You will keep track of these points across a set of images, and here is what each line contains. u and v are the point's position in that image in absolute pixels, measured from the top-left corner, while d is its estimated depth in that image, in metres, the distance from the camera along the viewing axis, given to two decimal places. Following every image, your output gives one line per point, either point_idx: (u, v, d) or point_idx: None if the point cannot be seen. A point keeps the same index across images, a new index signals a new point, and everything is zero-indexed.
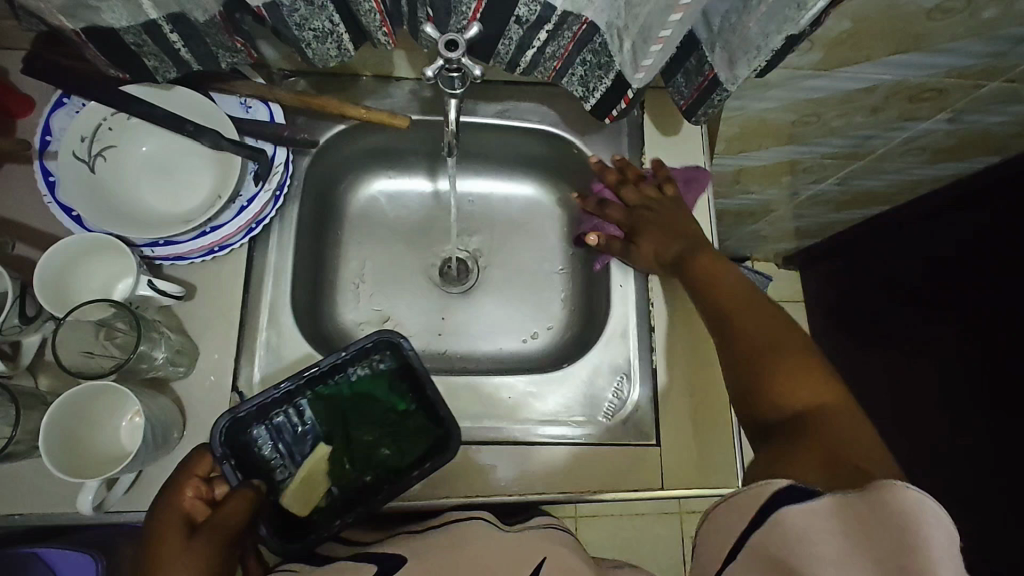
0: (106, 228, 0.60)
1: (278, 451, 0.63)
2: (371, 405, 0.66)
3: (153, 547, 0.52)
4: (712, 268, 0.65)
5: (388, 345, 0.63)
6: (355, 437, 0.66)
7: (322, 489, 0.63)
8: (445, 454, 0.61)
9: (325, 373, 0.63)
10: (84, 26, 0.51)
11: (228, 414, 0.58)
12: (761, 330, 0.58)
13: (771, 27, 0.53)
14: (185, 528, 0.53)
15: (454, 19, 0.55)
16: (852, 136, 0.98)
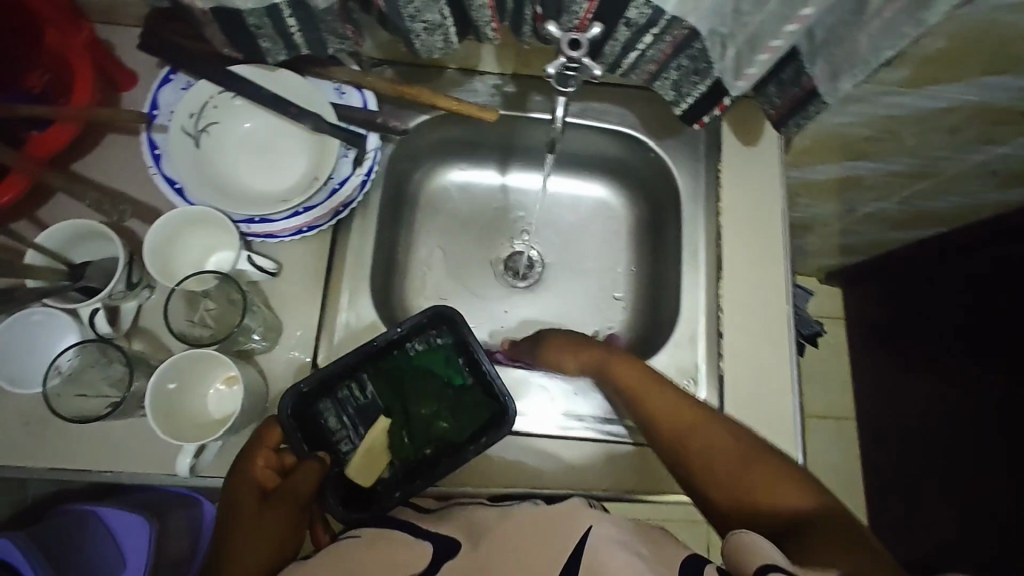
0: (211, 203, 0.62)
1: (343, 423, 0.62)
2: (428, 381, 0.65)
3: (227, 512, 0.54)
4: (639, 380, 0.61)
5: (444, 320, 0.63)
6: (413, 412, 0.65)
7: (383, 461, 0.62)
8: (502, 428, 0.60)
9: (385, 348, 0.63)
10: (212, 6, 0.53)
11: (294, 391, 0.59)
12: (714, 441, 0.56)
13: (882, 44, 0.53)
14: (257, 497, 0.54)
15: (565, 18, 0.56)
16: (924, 155, 0.97)
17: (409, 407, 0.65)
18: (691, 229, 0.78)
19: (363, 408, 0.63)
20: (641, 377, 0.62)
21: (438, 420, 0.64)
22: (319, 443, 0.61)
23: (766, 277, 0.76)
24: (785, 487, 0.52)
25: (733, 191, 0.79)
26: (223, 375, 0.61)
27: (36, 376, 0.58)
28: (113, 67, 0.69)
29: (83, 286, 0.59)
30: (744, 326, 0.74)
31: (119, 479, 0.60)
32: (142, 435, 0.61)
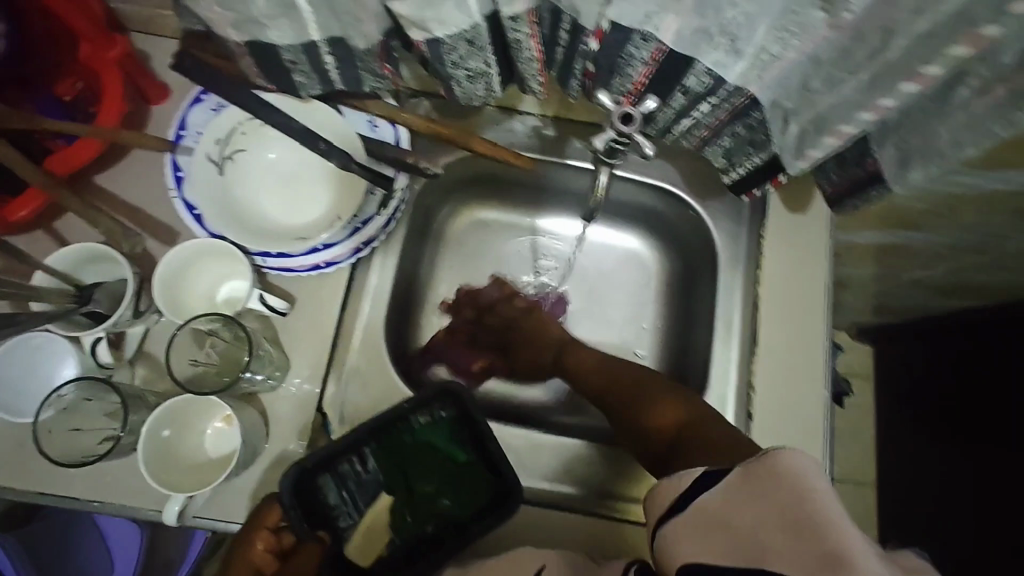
0: (227, 234, 0.60)
1: (343, 498, 0.58)
2: (430, 456, 0.61)
3: None
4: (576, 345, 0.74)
5: (449, 395, 0.60)
6: (415, 487, 0.61)
7: (383, 537, 0.59)
8: (507, 510, 0.56)
9: (391, 421, 0.59)
10: (248, 40, 0.51)
11: (295, 467, 0.55)
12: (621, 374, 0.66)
13: (965, 138, 0.48)
14: None
15: (618, 80, 0.53)
16: (983, 234, 0.90)
17: (412, 480, 0.61)
18: (726, 296, 0.74)
19: (364, 483, 0.59)
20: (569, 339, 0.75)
21: (439, 500, 0.60)
22: (317, 521, 0.56)
23: (804, 357, 0.71)
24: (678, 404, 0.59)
25: (777, 261, 0.74)
26: (217, 414, 0.58)
27: (31, 399, 0.56)
28: (145, 80, 0.67)
29: (89, 309, 0.57)
30: (775, 409, 0.70)
31: (106, 512, 0.58)
32: (134, 469, 0.58)
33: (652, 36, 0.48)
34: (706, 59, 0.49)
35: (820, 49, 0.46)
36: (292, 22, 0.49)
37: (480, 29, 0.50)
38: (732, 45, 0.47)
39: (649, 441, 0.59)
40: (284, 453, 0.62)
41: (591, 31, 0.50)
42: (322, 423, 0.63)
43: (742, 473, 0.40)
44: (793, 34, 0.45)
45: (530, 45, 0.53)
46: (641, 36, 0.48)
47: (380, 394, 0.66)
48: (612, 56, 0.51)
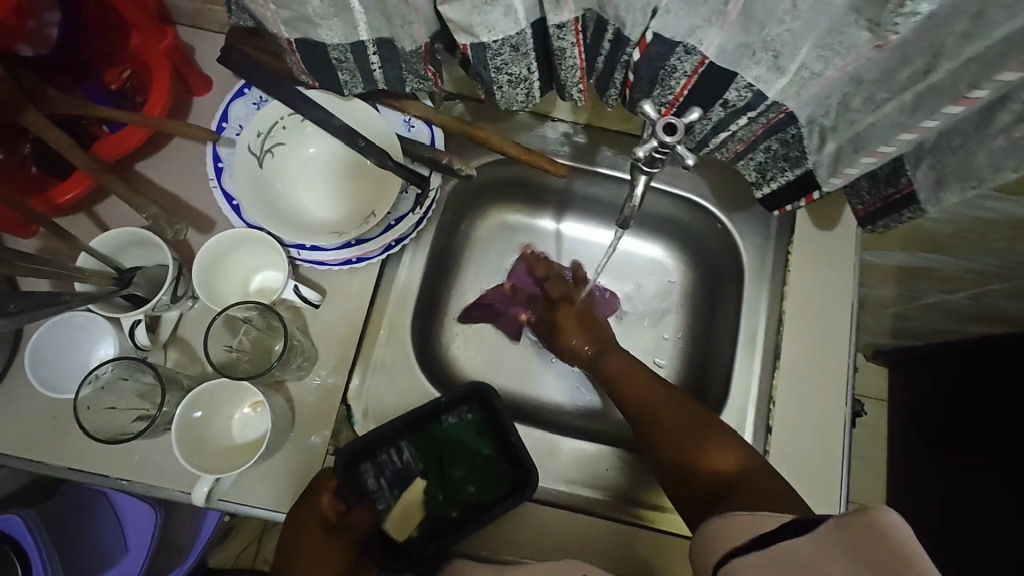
0: (266, 226, 0.61)
1: (381, 483, 0.61)
2: (460, 448, 0.63)
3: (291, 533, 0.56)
4: (619, 364, 0.72)
5: (477, 394, 0.62)
6: (445, 476, 0.63)
7: (418, 517, 0.60)
8: (525, 492, 0.59)
9: (425, 415, 0.62)
10: (298, 37, 0.52)
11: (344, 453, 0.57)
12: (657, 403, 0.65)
13: (1004, 163, 0.49)
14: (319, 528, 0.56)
15: (658, 91, 0.54)
16: (1006, 259, 0.91)
17: (444, 470, 0.63)
18: (750, 310, 0.74)
19: (401, 470, 0.61)
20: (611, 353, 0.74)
21: (467, 488, 0.63)
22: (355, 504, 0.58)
23: (827, 374, 0.71)
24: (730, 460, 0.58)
25: (803, 277, 0.74)
26: (248, 399, 0.59)
27: (68, 377, 0.58)
28: (190, 72, 0.68)
29: (128, 292, 0.58)
30: (795, 424, 0.70)
31: (133, 490, 0.59)
32: (162, 450, 0.59)
33: (694, 49, 0.49)
34: (748, 73, 0.50)
35: (863, 67, 0.47)
36: (344, 22, 0.50)
37: (526, 35, 0.51)
38: (775, 61, 0.48)
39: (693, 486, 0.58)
40: (307, 443, 0.62)
41: (635, 41, 0.51)
42: (347, 415, 0.64)
43: (839, 528, 0.35)
44: (836, 53, 0.46)
45: (574, 54, 0.54)
46: (684, 48, 0.49)
47: (404, 388, 0.67)
48: (655, 68, 0.51)
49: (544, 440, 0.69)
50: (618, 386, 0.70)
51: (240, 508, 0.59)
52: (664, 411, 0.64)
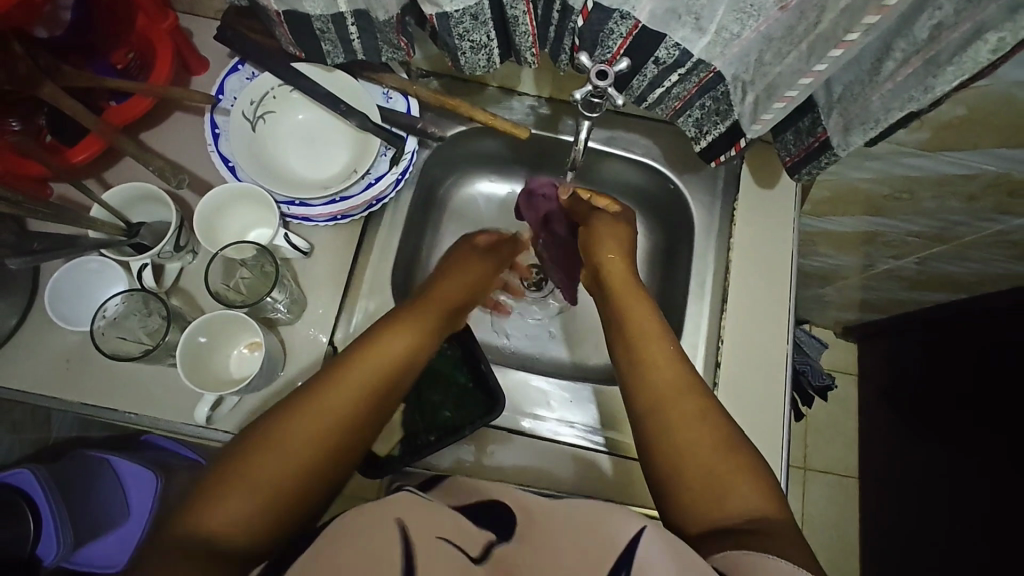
0: (258, 182, 0.69)
1: None
2: (438, 379, 0.74)
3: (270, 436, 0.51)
4: (646, 329, 0.67)
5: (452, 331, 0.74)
6: (424, 402, 0.72)
7: (398, 435, 0.70)
8: (493, 412, 0.68)
9: None
10: (286, 9, 0.60)
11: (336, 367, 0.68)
12: (684, 398, 0.61)
13: (893, 104, 0.57)
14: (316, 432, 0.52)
15: (599, 52, 0.62)
16: (941, 219, 0.99)
17: (423, 398, 0.72)
18: (701, 260, 0.82)
19: None
20: (643, 315, 0.69)
21: (444, 411, 0.71)
22: None
23: (769, 314, 0.79)
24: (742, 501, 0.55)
25: (746, 229, 0.82)
26: (247, 339, 0.66)
27: (83, 319, 0.65)
28: (191, 54, 0.77)
29: (136, 242, 0.65)
30: (741, 358, 0.77)
31: (142, 423, 0.66)
32: (166, 381, 0.66)
33: (629, 14, 0.57)
34: (675, 34, 0.58)
35: (772, 28, 0.55)
36: None
37: (484, 6, 0.59)
38: (697, 23, 0.56)
39: (692, 505, 0.56)
40: (298, 378, 0.69)
41: (578, 10, 0.59)
42: (333, 353, 0.71)
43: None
44: (749, 15, 0.54)
45: (526, 21, 0.62)
46: (620, 14, 0.57)
47: None
48: (595, 31, 0.59)
49: (515, 379, 0.76)
50: (645, 367, 0.64)
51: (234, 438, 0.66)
52: (691, 412, 0.60)
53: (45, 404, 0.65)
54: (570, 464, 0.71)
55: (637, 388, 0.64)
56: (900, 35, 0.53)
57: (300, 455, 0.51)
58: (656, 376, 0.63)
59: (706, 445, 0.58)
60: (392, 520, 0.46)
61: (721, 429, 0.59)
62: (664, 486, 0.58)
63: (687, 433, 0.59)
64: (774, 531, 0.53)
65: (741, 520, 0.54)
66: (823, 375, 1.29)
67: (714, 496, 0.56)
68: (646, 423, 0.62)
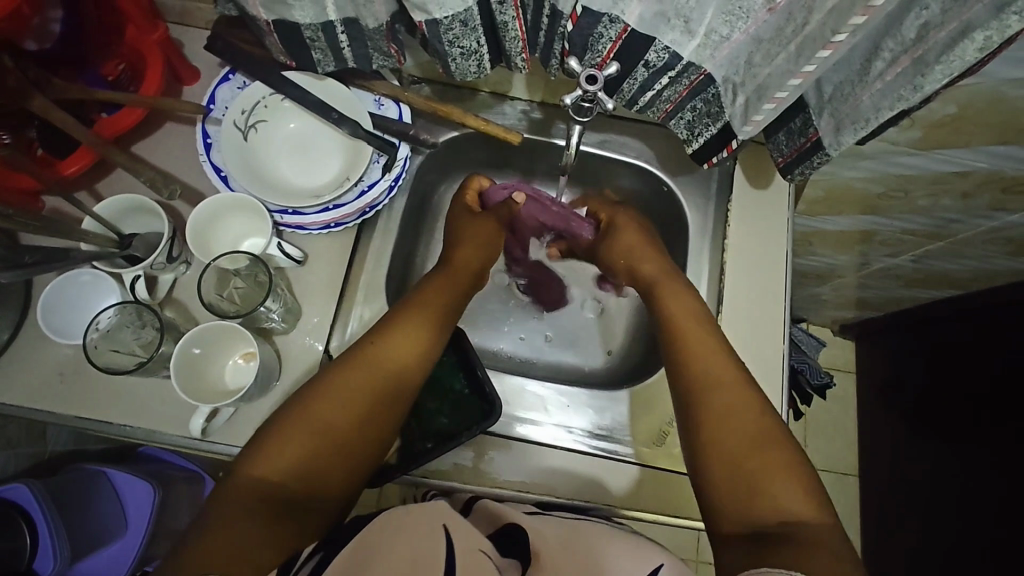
0: (249, 191, 0.68)
1: None
2: (433, 384, 0.74)
3: (271, 441, 0.58)
4: (692, 324, 0.68)
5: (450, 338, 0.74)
6: (421, 408, 0.72)
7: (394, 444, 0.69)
8: (489, 420, 0.68)
9: None
10: (275, 18, 0.60)
11: None
12: (730, 392, 0.62)
13: (883, 103, 0.57)
14: (307, 439, 0.58)
15: (589, 56, 0.62)
16: (935, 217, 0.99)
17: (418, 404, 0.72)
18: (696, 262, 0.82)
19: None
20: (687, 308, 0.69)
21: (439, 418, 0.71)
22: None
23: (765, 315, 0.79)
24: (792, 501, 0.55)
25: (740, 231, 0.82)
26: (241, 350, 0.66)
27: (75, 333, 0.64)
28: (180, 63, 0.77)
29: (129, 254, 0.65)
30: (738, 360, 0.77)
31: (136, 436, 0.65)
32: (161, 393, 0.66)
33: (618, 19, 0.57)
34: (664, 38, 0.58)
35: (761, 28, 0.55)
36: (315, 3, 0.58)
37: (473, 12, 0.59)
38: (686, 26, 0.56)
39: (733, 505, 0.57)
40: (293, 388, 0.69)
41: (567, 14, 0.59)
42: (328, 361, 0.70)
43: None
44: (738, 17, 0.54)
45: (515, 27, 0.62)
46: (609, 18, 0.57)
47: None
48: (585, 35, 0.59)
49: (510, 385, 0.76)
50: (688, 357, 0.66)
51: (229, 449, 0.66)
52: (738, 407, 0.61)
53: (38, 419, 0.65)
54: (566, 472, 0.71)
55: (682, 376, 0.65)
56: (888, 35, 0.53)
57: (299, 461, 0.58)
58: (701, 367, 0.64)
59: (748, 442, 0.59)
60: (437, 525, 0.54)
61: (767, 427, 0.60)
62: (703, 484, 0.59)
63: (728, 430, 0.60)
64: (804, 539, 0.52)
65: (782, 520, 0.54)
66: (822, 375, 1.29)
67: (748, 495, 0.56)
68: (690, 412, 0.63)
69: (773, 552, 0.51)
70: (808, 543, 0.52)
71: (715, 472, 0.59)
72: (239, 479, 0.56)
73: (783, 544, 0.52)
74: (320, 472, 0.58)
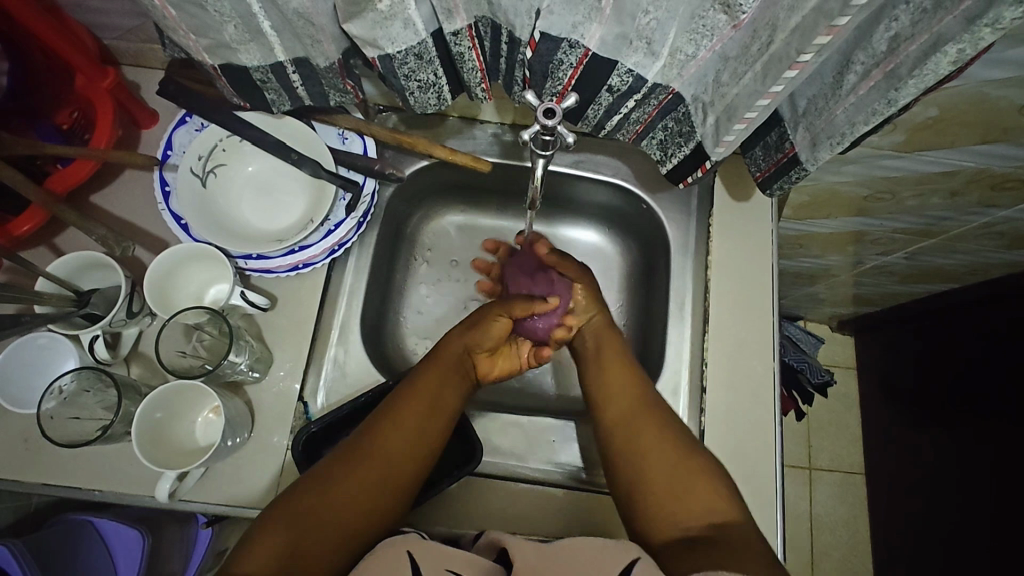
0: (210, 239, 0.66)
1: None
2: None
3: (259, 531, 0.51)
4: (602, 335, 0.73)
5: None
6: None
7: None
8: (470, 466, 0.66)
9: None
10: (221, 62, 0.58)
11: (306, 428, 0.65)
12: (638, 406, 0.64)
13: (857, 117, 0.55)
14: (290, 528, 0.51)
15: (550, 83, 0.59)
16: (925, 216, 0.96)
17: None
18: (679, 281, 0.79)
19: None
20: (598, 328, 0.74)
21: None
22: None
23: (752, 334, 0.76)
24: (709, 497, 0.56)
25: (723, 246, 0.79)
26: (209, 404, 0.64)
27: (36, 400, 0.62)
28: (135, 107, 0.75)
29: (87, 312, 0.63)
30: (728, 381, 0.74)
31: (106, 499, 0.63)
32: (128, 455, 0.64)
33: (578, 43, 0.54)
34: (627, 60, 0.55)
35: (726, 46, 0.53)
36: (260, 45, 0.56)
37: (427, 44, 0.57)
38: (649, 47, 0.54)
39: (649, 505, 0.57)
40: (266, 437, 0.67)
41: (525, 41, 0.56)
42: (304, 409, 0.68)
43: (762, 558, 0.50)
44: (703, 36, 0.52)
45: (472, 57, 0.60)
46: (569, 43, 0.54)
47: (359, 383, 0.70)
48: (545, 62, 0.57)
49: (492, 420, 0.74)
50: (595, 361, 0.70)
51: (204, 507, 0.63)
52: (646, 418, 0.63)
53: (4, 487, 0.62)
54: (557, 513, 0.68)
55: (602, 404, 0.66)
56: (858, 47, 0.51)
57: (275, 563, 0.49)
58: (610, 385, 0.67)
59: (655, 437, 0.61)
60: (401, 554, 0.48)
61: (661, 414, 0.63)
62: (624, 474, 0.60)
63: (641, 439, 0.61)
64: (730, 543, 0.52)
65: (706, 523, 0.54)
66: (823, 375, 1.26)
67: (669, 500, 0.57)
68: (613, 438, 0.63)
69: (703, 550, 0.51)
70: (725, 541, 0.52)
71: (625, 478, 0.60)
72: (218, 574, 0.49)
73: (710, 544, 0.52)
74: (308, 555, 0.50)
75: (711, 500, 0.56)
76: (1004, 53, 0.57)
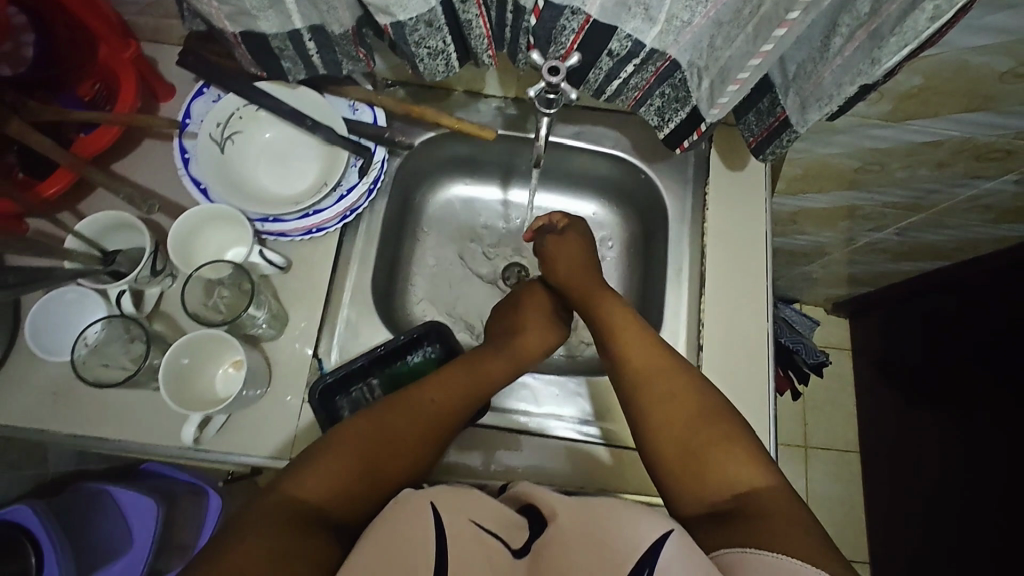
0: (229, 203, 0.70)
1: None
2: None
3: (314, 460, 0.56)
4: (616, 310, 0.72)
5: (436, 332, 0.74)
6: None
7: None
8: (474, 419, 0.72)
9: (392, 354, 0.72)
10: (242, 29, 0.61)
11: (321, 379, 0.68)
12: (671, 378, 0.64)
13: (843, 79, 0.58)
14: (340, 469, 0.56)
15: (553, 48, 0.62)
16: (914, 188, 0.99)
17: None
18: (676, 247, 0.83)
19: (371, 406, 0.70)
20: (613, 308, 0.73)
21: None
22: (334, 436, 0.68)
23: (747, 296, 0.79)
24: (744, 472, 0.57)
25: (718, 213, 0.83)
26: (230, 358, 0.67)
27: (64, 352, 0.66)
28: (155, 79, 0.78)
29: (113, 269, 0.66)
30: (724, 340, 0.78)
31: (130, 449, 0.66)
32: (151, 406, 0.67)
33: (579, 9, 0.57)
34: (626, 26, 0.59)
35: (719, 12, 0.56)
36: (279, 12, 0.59)
37: (436, 12, 0.60)
38: (647, 13, 0.57)
39: (679, 475, 0.59)
40: (281, 391, 0.70)
41: (529, 9, 0.60)
42: (318, 365, 0.71)
43: (800, 528, 0.52)
44: (697, 2, 0.55)
45: (479, 24, 0.64)
46: (570, 10, 0.57)
47: (370, 342, 0.74)
48: (548, 28, 0.60)
49: None
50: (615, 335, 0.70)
51: (223, 456, 0.66)
52: (679, 386, 0.64)
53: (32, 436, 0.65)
54: (561, 463, 0.71)
55: (629, 376, 0.66)
56: (844, 10, 0.54)
57: (326, 492, 0.54)
58: (634, 360, 0.67)
59: (690, 406, 0.62)
60: (426, 503, 0.52)
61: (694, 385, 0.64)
62: (654, 441, 0.62)
63: (673, 411, 0.62)
64: (763, 510, 0.54)
65: (739, 492, 0.56)
66: (817, 355, 1.26)
67: (697, 470, 0.59)
68: (641, 407, 0.64)
69: (735, 524, 0.53)
70: (759, 513, 0.53)
71: (659, 447, 0.61)
72: (270, 495, 0.53)
73: (746, 515, 0.54)
74: (352, 497, 0.56)
75: (747, 473, 0.57)
76: (981, 19, 0.60)
